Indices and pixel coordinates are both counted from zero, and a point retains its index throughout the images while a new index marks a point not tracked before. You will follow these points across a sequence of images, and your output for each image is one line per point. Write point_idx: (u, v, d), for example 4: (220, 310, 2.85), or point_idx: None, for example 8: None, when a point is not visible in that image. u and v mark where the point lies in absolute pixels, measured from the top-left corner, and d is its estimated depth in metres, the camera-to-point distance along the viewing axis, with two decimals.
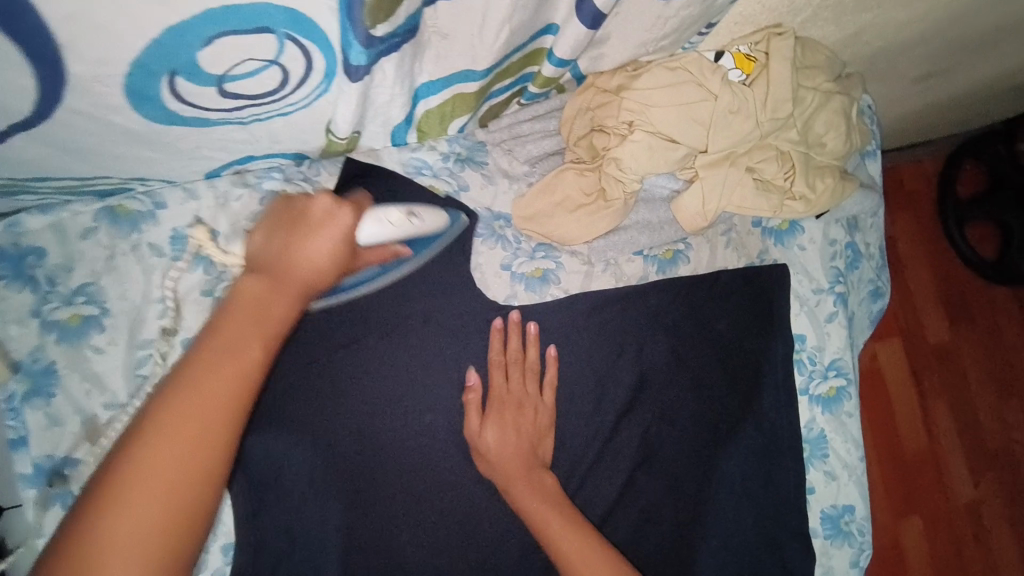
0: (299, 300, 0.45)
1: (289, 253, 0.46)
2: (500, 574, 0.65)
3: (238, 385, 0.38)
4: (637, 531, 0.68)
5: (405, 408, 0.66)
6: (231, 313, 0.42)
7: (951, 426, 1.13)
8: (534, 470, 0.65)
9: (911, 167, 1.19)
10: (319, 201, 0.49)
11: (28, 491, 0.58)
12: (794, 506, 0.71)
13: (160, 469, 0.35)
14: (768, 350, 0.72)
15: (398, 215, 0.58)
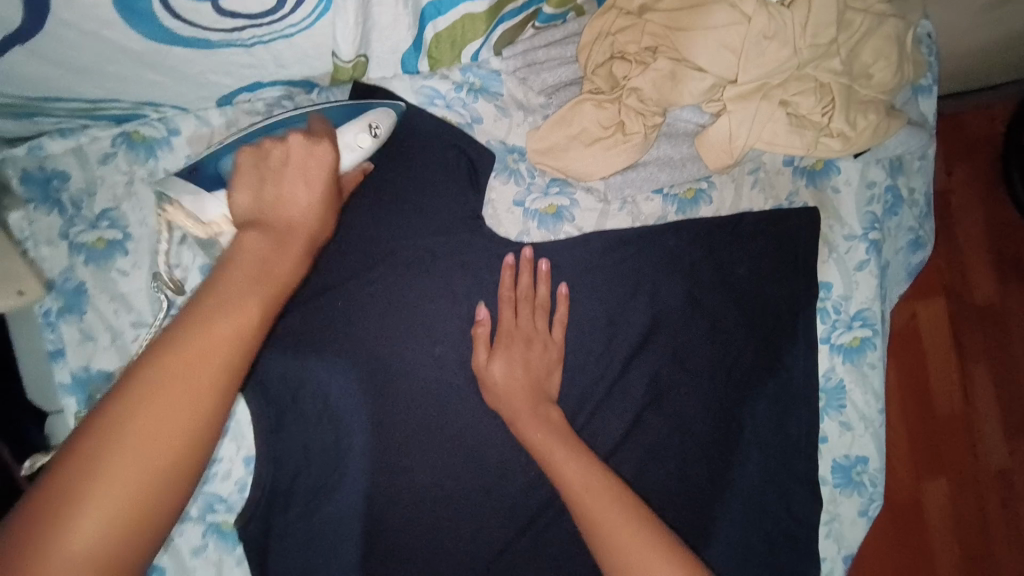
0: (297, 259, 0.46)
1: (279, 201, 0.48)
2: (506, 501, 0.67)
3: (238, 341, 0.40)
4: (642, 467, 0.69)
5: (417, 341, 0.67)
6: (231, 272, 0.43)
7: (989, 390, 1.08)
8: (540, 405, 0.64)
9: (977, 112, 1.10)
10: (296, 141, 0.50)
11: (68, 400, 0.62)
12: (802, 454, 0.70)
13: (163, 410, 0.37)
14: (792, 297, 0.69)
15: (364, 133, 0.60)
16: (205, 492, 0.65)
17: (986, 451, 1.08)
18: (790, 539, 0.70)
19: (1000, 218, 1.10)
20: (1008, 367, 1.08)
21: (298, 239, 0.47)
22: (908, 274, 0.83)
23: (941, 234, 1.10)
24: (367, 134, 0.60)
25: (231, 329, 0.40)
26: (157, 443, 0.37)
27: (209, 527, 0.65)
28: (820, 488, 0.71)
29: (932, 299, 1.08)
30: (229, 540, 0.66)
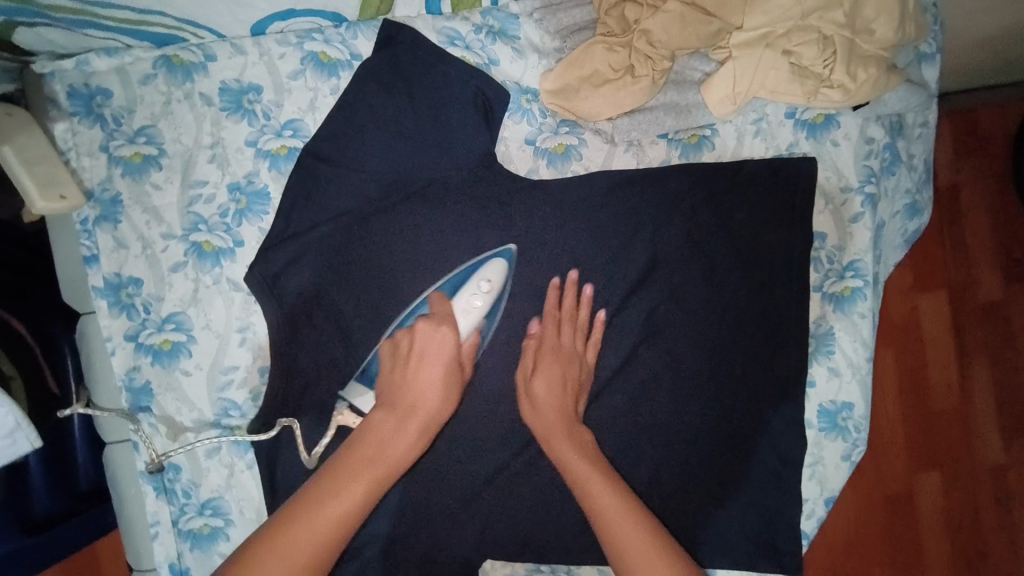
0: (414, 435, 0.58)
1: (405, 382, 0.61)
2: (503, 424, 0.71)
3: (369, 479, 0.55)
4: (636, 400, 0.72)
5: (431, 279, 0.70)
6: (359, 445, 0.57)
7: (989, 387, 1.12)
8: (573, 427, 0.66)
9: (992, 111, 1.10)
10: (421, 332, 0.63)
11: (100, 302, 0.66)
12: (791, 397, 0.73)
13: (306, 533, 0.50)
14: (788, 243, 0.72)
15: (478, 296, 0.66)
16: (221, 398, 0.68)
17: (983, 451, 1.12)
18: (775, 479, 0.73)
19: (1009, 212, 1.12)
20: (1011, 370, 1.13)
21: (416, 422, 0.59)
22: (905, 242, 0.85)
23: (948, 227, 1.12)
24: (478, 293, 0.66)
25: (348, 502, 0.53)
26: (296, 554, 0.49)
27: (224, 433, 0.68)
28: (806, 430, 0.73)
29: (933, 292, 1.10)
30: (241, 446, 0.68)
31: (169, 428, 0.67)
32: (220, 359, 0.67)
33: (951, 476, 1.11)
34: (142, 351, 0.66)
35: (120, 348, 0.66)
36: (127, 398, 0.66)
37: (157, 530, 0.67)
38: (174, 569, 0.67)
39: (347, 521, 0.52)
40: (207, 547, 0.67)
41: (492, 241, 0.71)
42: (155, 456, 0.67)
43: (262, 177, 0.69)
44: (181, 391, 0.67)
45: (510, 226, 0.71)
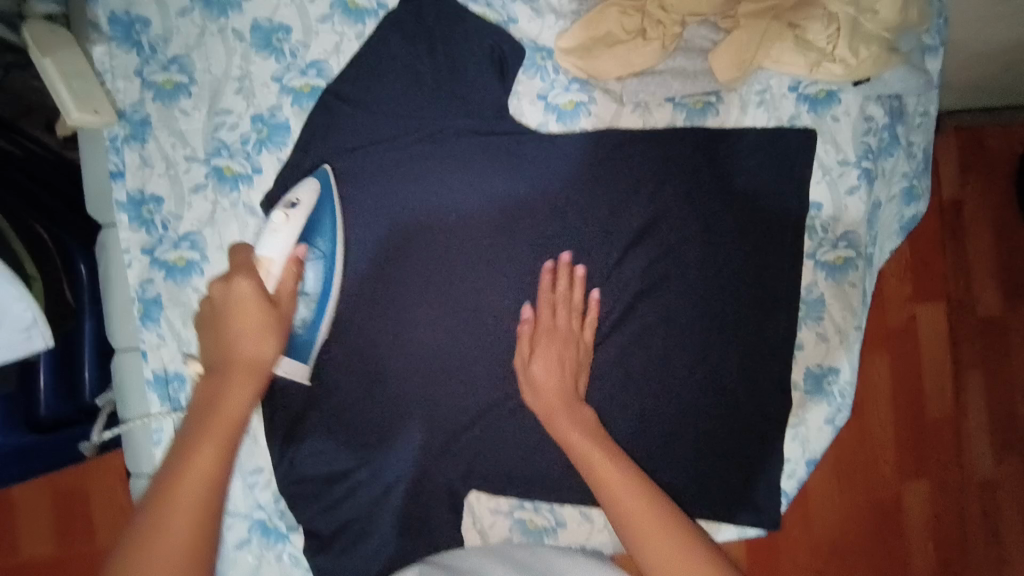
0: (249, 381, 0.59)
1: (222, 339, 0.60)
2: (497, 362, 0.74)
3: (222, 437, 0.55)
4: (625, 351, 0.75)
5: (444, 232, 0.74)
6: (195, 411, 0.56)
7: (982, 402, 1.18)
8: (573, 404, 0.68)
9: (997, 133, 1.17)
10: (216, 290, 0.61)
11: (121, 216, 0.69)
12: (776, 357, 0.75)
13: (179, 510, 0.50)
14: (783, 211, 0.75)
15: (280, 216, 0.65)
16: None
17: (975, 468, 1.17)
18: (758, 436, 0.76)
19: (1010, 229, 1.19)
20: (1004, 385, 1.19)
21: (239, 367, 0.59)
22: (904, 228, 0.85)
23: (951, 243, 1.18)
24: (283, 214, 0.65)
25: (207, 463, 0.52)
26: (176, 530, 0.49)
27: None
28: (793, 392, 0.76)
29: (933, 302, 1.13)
30: None
31: (174, 338, 0.70)
32: None
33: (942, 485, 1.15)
34: (156, 266, 0.69)
35: (136, 260, 0.69)
36: (138, 308, 0.69)
37: (158, 437, 0.70)
38: None
39: (217, 475, 0.53)
40: None
41: (500, 189, 0.74)
42: (161, 364, 0.70)
43: (284, 111, 0.72)
44: (190, 307, 0.70)
45: (517, 174, 0.75)
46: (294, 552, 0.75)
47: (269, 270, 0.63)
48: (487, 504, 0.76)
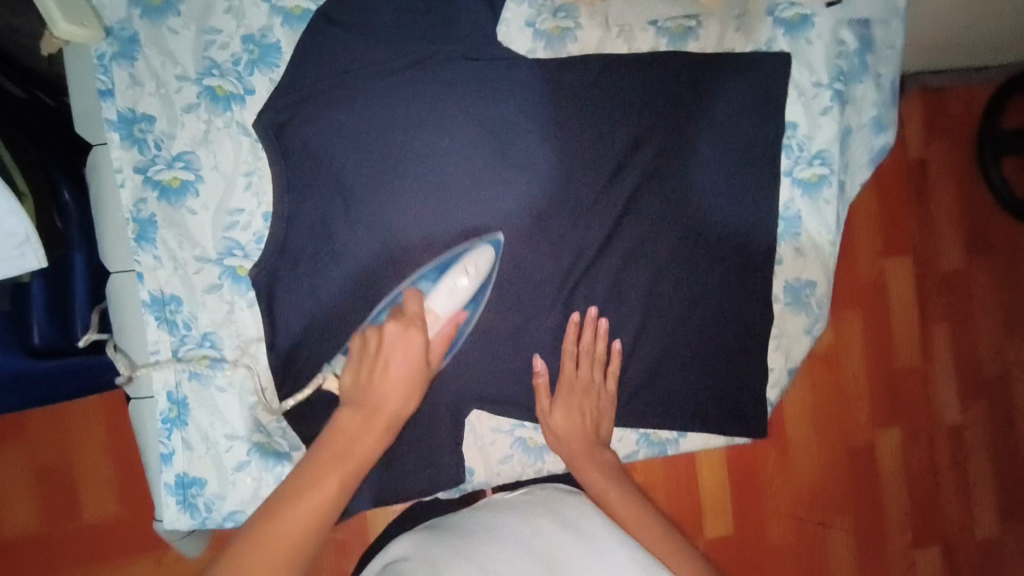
0: (383, 432, 0.64)
1: (370, 383, 0.65)
2: (495, 282, 0.76)
3: (350, 466, 0.61)
4: (620, 274, 0.78)
5: (435, 160, 0.75)
6: (332, 440, 0.62)
7: (947, 346, 1.40)
8: (594, 451, 0.76)
9: (960, 99, 1.37)
10: (390, 330, 0.66)
11: (112, 134, 0.68)
12: (759, 274, 0.79)
13: (281, 538, 0.55)
14: (761, 131, 0.78)
15: (462, 279, 0.70)
16: (225, 237, 0.71)
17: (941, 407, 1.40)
18: (746, 350, 0.78)
19: (972, 196, 1.40)
20: (967, 333, 1.41)
21: (380, 416, 0.64)
22: (871, 159, 0.89)
23: (924, 204, 1.38)
24: (464, 276, 0.70)
25: (327, 492, 0.58)
26: (281, 546, 0.54)
27: (226, 271, 0.71)
28: (774, 304, 0.80)
29: (901, 257, 1.36)
30: (242, 285, 0.72)
31: (170, 260, 0.70)
32: (228, 200, 0.71)
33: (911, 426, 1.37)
34: (150, 185, 0.69)
35: (129, 178, 0.69)
36: (131, 228, 0.69)
37: (157, 359, 0.70)
38: (171, 397, 0.70)
39: (322, 517, 0.57)
40: (205, 379, 0.71)
41: (495, 114, 0.76)
42: (157, 286, 0.70)
43: (275, 32, 0.72)
44: (186, 227, 0.70)
45: (506, 100, 0.76)
46: None
47: (432, 322, 0.70)
48: (487, 423, 0.78)
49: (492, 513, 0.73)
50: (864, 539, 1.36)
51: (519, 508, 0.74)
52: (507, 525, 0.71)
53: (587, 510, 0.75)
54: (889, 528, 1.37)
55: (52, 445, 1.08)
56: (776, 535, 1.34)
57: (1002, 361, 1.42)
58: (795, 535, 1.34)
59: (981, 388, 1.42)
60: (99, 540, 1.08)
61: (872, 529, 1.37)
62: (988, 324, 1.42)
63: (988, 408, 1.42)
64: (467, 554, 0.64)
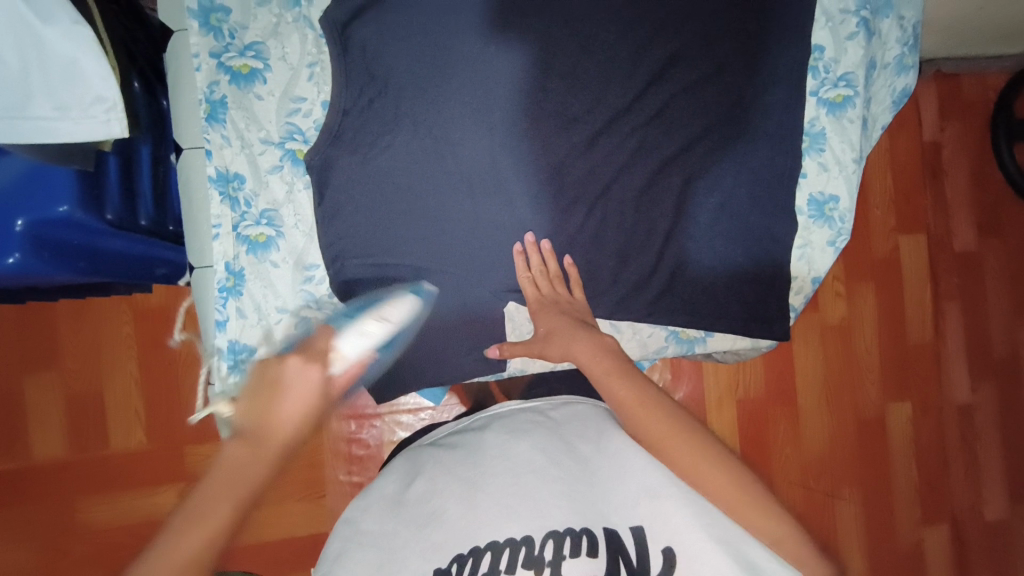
0: (273, 462, 0.56)
1: (265, 413, 0.57)
2: (531, 185, 0.79)
3: (239, 490, 0.53)
4: (652, 180, 0.82)
5: (475, 67, 0.76)
6: (214, 477, 0.54)
7: (960, 325, 1.44)
8: (593, 330, 0.76)
9: (976, 78, 1.42)
10: (291, 368, 0.60)
11: (191, 21, 0.75)
12: (782, 188, 0.84)
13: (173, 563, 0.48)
14: (788, 55, 0.83)
15: (371, 324, 0.70)
16: (287, 122, 0.77)
17: (952, 385, 1.44)
18: (767, 257, 0.84)
19: (989, 173, 1.44)
20: (979, 313, 1.44)
21: (273, 450, 0.56)
22: (895, 101, 0.93)
23: (942, 179, 1.43)
24: (375, 322, 0.70)
25: (216, 517, 0.51)
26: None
27: (287, 154, 0.77)
28: (797, 214, 0.85)
29: (916, 235, 1.41)
30: (300, 168, 0.78)
31: (238, 140, 0.76)
32: (292, 89, 0.77)
33: (921, 402, 1.42)
34: (223, 70, 0.76)
35: (205, 63, 0.75)
36: (203, 109, 0.75)
37: (219, 230, 0.75)
38: (228, 268, 0.76)
39: (220, 535, 0.51)
40: (261, 254, 0.77)
41: (534, 26, 0.78)
42: (223, 163, 0.76)
43: None
44: (253, 111, 0.76)
45: (545, 17, 0.78)
46: None
47: (341, 361, 0.65)
48: (525, 313, 0.84)
49: (484, 429, 0.72)
50: (873, 511, 1.39)
51: (512, 423, 0.71)
52: (495, 439, 0.69)
53: (585, 426, 0.71)
54: (897, 501, 1.40)
55: (82, 375, 1.11)
56: (788, 505, 1.36)
57: (1013, 341, 1.45)
58: (806, 507, 1.36)
59: (991, 368, 1.45)
60: (124, 468, 1.11)
61: (882, 501, 1.40)
62: (1000, 305, 1.45)
63: (999, 387, 1.45)
64: (454, 467, 0.66)
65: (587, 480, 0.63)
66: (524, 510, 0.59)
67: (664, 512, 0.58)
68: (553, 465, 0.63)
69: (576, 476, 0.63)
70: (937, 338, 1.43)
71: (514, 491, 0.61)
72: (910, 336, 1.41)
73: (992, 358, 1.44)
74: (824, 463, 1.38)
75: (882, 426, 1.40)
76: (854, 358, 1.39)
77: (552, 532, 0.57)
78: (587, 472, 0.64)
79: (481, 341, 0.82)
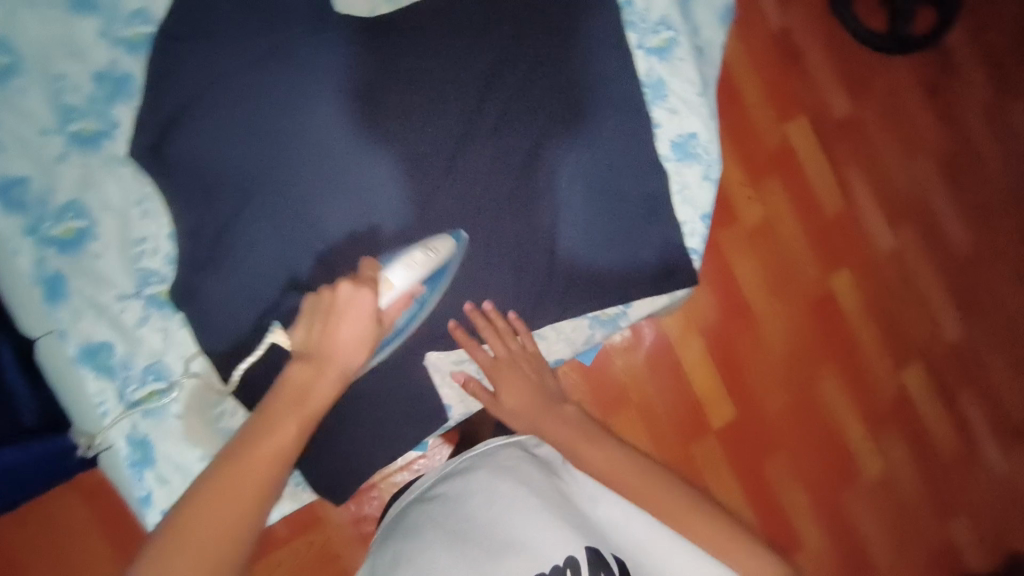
0: (339, 380, 0.59)
1: (327, 336, 0.59)
2: (410, 231, 0.78)
3: (310, 409, 0.56)
4: (525, 181, 0.82)
5: (310, 134, 0.74)
6: (280, 397, 0.57)
7: (863, 183, 1.48)
8: (554, 406, 0.82)
9: None
10: (344, 290, 0.61)
11: None
12: (643, 145, 0.85)
13: (237, 498, 0.50)
14: (602, 19, 0.85)
15: (419, 255, 0.70)
16: (138, 268, 0.73)
17: (875, 239, 1.48)
18: (656, 213, 0.85)
19: (840, 41, 1.49)
20: (876, 166, 1.50)
21: (335, 369, 0.59)
22: (720, 20, 0.95)
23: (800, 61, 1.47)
24: (421, 252, 0.71)
25: (283, 441, 0.54)
26: (234, 511, 0.49)
27: (148, 301, 0.74)
28: (665, 163, 0.87)
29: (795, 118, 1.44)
30: (167, 309, 0.74)
31: (92, 308, 0.72)
32: (128, 232, 0.73)
33: (858, 265, 1.46)
34: (46, 244, 0.71)
35: (23, 244, 0.71)
36: (41, 290, 0.71)
37: (105, 410, 0.72)
38: (131, 441, 0.73)
39: (284, 455, 0.54)
40: (159, 413, 0.74)
41: (350, 73, 0.76)
42: (84, 338, 0.72)
43: (122, 62, 0.74)
44: (96, 271, 0.72)
45: (349, 70, 0.76)
46: None
47: (388, 291, 0.67)
48: (446, 358, 0.84)
49: (471, 473, 0.76)
50: (853, 382, 1.44)
51: (500, 462, 0.77)
52: (483, 481, 0.74)
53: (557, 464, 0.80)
54: (868, 362, 1.46)
55: None
56: (773, 408, 1.38)
57: (913, 180, 1.53)
58: (791, 408, 1.39)
59: (903, 213, 1.51)
60: None
61: (855, 367, 1.44)
62: (890, 153, 1.51)
63: (917, 224, 1.52)
64: (443, 523, 0.70)
65: (572, 516, 0.72)
66: (522, 547, 0.66)
67: (642, 547, 0.74)
68: (544, 503, 0.72)
69: (561, 509, 0.72)
70: (848, 204, 1.47)
71: (511, 535, 0.68)
72: (826, 210, 1.45)
73: (901, 202, 1.51)
74: (795, 355, 1.40)
75: (830, 301, 1.43)
76: (783, 252, 1.40)
77: (558, 570, 0.65)
78: (570, 508, 0.73)
79: (416, 403, 0.82)
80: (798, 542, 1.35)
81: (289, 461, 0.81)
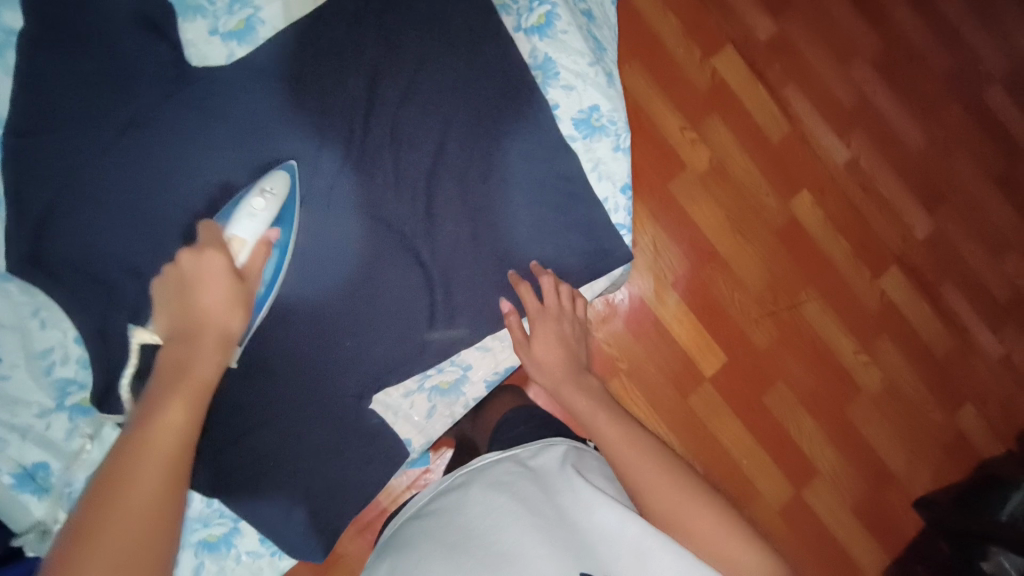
0: (221, 352, 0.61)
1: (188, 306, 0.63)
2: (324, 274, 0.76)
3: (203, 379, 0.58)
4: (431, 194, 0.79)
5: (199, 204, 0.72)
6: (161, 379, 0.57)
7: (805, 101, 1.38)
8: (579, 376, 0.80)
9: None
10: (192, 261, 0.64)
11: None
12: (544, 129, 0.82)
13: (150, 479, 0.50)
14: (474, 10, 0.81)
15: (256, 200, 0.68)
16: (52, 380, 0.71)
17: (829, 150, 1.38)
18: (573, 194, 0.83)
19: None
20: (813, 81, 1.39)
21: (209, 336, 0.61)
22: None
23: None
24: (261, 197, 0.69)
25: (180, 414, 0.54)
26: (155, 492, 0.50)
27: (72, 410, 0.72)
28: (572, 145, 0.83)
29: (721, 51, 1.33)
30: (95, 415, 0.72)
31: (13, 431, 0.70)
32: (31, 346, 0.70)
33: (818, 185, 1.36)
34: None
35: None
36: None
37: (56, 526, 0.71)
38: None
39: (186, 429, 0.54)
40: None
41: (226, 131, 0.73)
42: (15, 462, 0.70)
43: None
44: (9, 394, 0.69)
45: (237, 143, 0.74)
46: (250, 547, 0.79)
47: (238, 249, 0.67)
48: (396, 393, 0.81)
49: (468, 488, 0.70)
50: (838, 306, 1.33)
51: (493, 477, 0.71)
52: (479, 495, 0.68)
53: (560, 475, 0.71)
54: (853, 283, 1.34)
55: None
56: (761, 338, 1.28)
57: (852, 85, 1.41)
58: (778, 333, 1.30)
59: (849, 119, 1.40)
60: None
61: (837, 287, 1.33)
62: (822, 61, 1.40)
63: (866, 131, 1.41)
64: (432, 538, 0.63)
65: (572, 532, 0.62)
66: (515, 559, 0.58)
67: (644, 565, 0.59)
68: (540, 516, 0.63)
69: (554, 524, 0.63)
70: (793, 122, 1.36)
71: (504, 546, 0.60)
72: (771, 135, 1.35)
73: (844, 108, 1.40)
74: (773, 284, 1.30)
75: (796, 225, 1.33)
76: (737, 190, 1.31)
77: None
78: (570, 525, 0.63)
79: (373, 439, 0.81)
80: (814, 472, 1.27)
81: (258, 533, 0.78)
